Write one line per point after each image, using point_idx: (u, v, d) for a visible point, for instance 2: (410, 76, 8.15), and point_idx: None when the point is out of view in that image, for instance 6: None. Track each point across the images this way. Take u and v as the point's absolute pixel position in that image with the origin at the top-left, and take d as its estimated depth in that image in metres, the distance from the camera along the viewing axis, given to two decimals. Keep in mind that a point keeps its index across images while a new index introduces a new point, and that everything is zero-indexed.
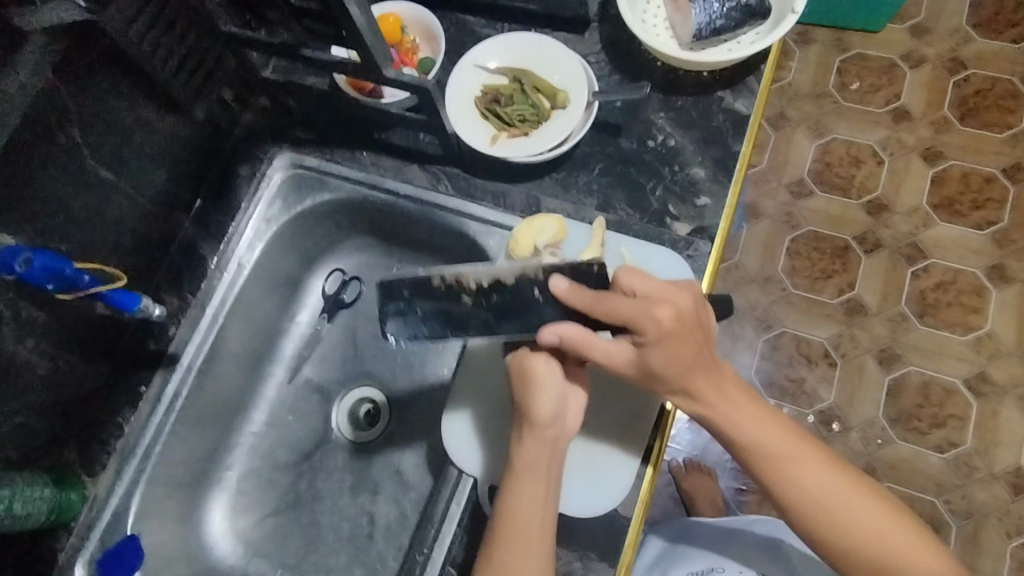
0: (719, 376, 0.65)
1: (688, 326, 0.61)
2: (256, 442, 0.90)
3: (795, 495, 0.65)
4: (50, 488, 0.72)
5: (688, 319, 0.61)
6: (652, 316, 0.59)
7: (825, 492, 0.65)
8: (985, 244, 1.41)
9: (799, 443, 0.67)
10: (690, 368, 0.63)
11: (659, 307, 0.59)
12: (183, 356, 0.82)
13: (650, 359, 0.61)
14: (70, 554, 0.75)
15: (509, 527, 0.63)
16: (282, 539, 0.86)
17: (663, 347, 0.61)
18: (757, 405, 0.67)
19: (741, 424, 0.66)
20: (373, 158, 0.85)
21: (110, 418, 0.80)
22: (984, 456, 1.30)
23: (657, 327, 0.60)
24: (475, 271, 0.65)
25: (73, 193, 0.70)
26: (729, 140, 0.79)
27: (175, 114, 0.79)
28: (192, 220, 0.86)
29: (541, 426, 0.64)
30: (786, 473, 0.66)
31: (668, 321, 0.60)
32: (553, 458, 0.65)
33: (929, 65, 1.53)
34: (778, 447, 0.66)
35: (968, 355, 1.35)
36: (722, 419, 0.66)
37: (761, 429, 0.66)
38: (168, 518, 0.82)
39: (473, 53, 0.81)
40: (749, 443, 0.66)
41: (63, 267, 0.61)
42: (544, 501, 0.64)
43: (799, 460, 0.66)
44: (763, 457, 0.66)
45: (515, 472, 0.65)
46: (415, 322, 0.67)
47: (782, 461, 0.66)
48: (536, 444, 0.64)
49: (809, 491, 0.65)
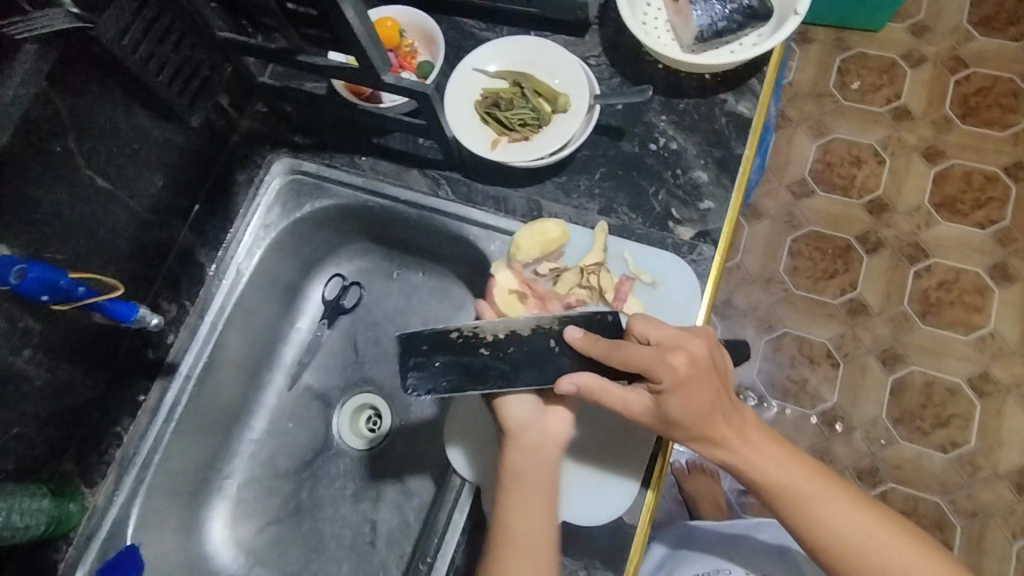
0: (740, 420, 0.65)
1: (704, 372, 0.62)
2: (257, 449, 0.89)
3: (834, 541, 0.64)
4: (49, 498, 0.71)
5: (702, 364, 0.61)
6: (667, 363, 0.60)
7: (863, 534, 0.64)
8: (987, 243, 1.41)
9: (828, 484, 0.66)
10: (710, 414, 0.62)
11: (672, 354, 0.60)
12: (182, 364, 0.81)
13: (668, 407, 0.61)
14: (69, 564, 0.74)
15: (506, 542, 0.62)
16: (283, 548, 0.85)
17: (679, 395, 0.60)
18: (781, 448, 0.67)
19: (768, 469, 0.65)
20: (373, 162, 0.84)
21: (109, 427, 0.79)
22: (989, 456, 1.29)
23: (672, 373, 0.60)
24: (493, 325, 0.67)
25: (68, 202, 0.69)
26: (731, 143, 0.78)
27: (171, 121, 0.79)
28: (190, 226, 0.85)
29: (516, 434, 0.65)
30: (813, 512, 0.64)
31: (682, 367, 0.60)
32: (540, 467, 0.65)
33: (930, 64, 1.52)
34: (809, 490, 0.65)
35: (972, 355, 1.35)
36: (749, 465, 0.66)
37: (786, 469, 0.66)
38: (167, 527, 0.81)
39: (472, 57, 0.80)
40: (780, 488, 0.65)
41: (59, 278, 0.61)
42: (535, 512, 0.63)
43: (832, 502, 0.65)
44: (797, 503, 0.65)
45: (502, 484, 0.65)
46: (433, 375, 0.66)
47: (815, 505, 0.65)
48: (518, 454, 0.65)
49: (848, 535, 0.64)
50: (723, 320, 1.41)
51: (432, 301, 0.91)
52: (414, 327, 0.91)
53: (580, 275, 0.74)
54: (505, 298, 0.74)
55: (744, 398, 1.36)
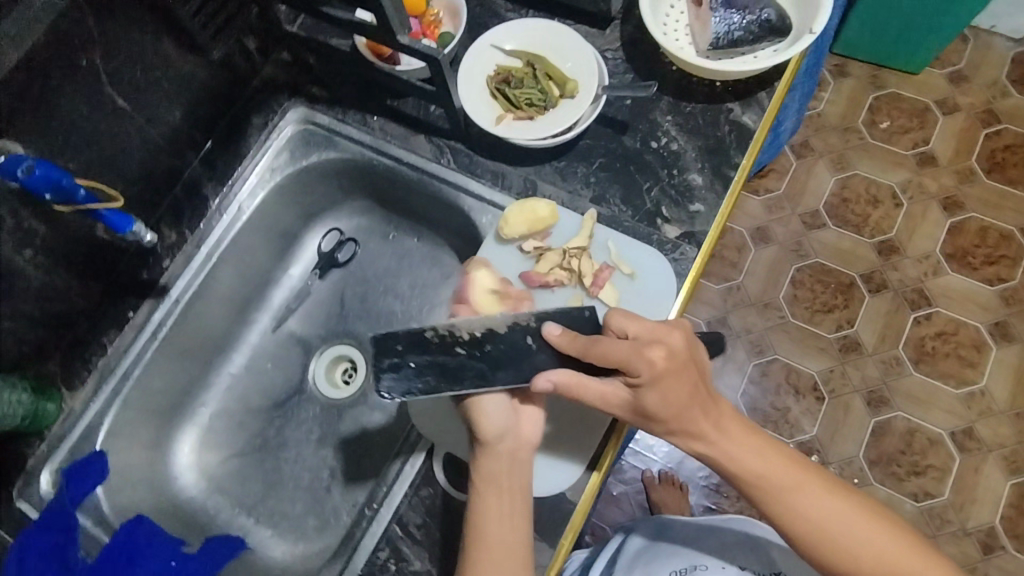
0: (717, 412, 0.65)
1: (682, 364, 0.62)
2: (233, 383, 0.93)
3: (808, 530, 0.64)
4: (28, 393, 0.75)
5: (681, 357, 0.61)
6: (644, 357, 0.60)
7: (839, 523, 0.64)
8: (992, 301, 1.40)
9: (802, 473, 0.66)
10: (687, 407, 0.63)
11: (649, 348, 0.61)
12: (174, 288, 0.84)
13: (645, 400, 0.61)
14: (38, 460, 0.77)
15: (481, 546, 0.63)
16: (244, 480, 0.88)
17: (657, 389, 0.61)
18: (757, 437, 0.67)
19: (742, 458, 0.66)
20: (383, 123, 0.86)
21: (96, 337, 0.82)
22: (959, 511, 1.29)
23: (650, 367, 0.60)
24: (470, 323, 0.67)
25: (86, 116, 0.72)
26: (731, 152, 0.80)
27: (195, 54, 0.82)
28: (201, 160, 0.88)
29: (495, 441, 0.66)
30: (792, 504, 0.64)
31: (661, 360, 0.60)
32: (514, 473, 0.65)
33: (962, 114, 1.51)
34: (782, 478, 0.65)
35: (959, 409, 1.34)
36: (724, 455, 0.66)
37: (765, 460, 0.66)
38: (137, 441, 0.84)
39: (491, 33, 0.82)
40: (755, 478, 0.65)
41: (60, 178, 0.63)
42: (511, 517, 0.64)
43: (805, 490, 0.65)
44: (770, 491, 0.65)
45: (475, 488, 0.65)
46: (409, 375, 0.65)
47: (788, 493, 0.65)
48: (495, 459, 0.65)
49: (822, 523, 0.64)
50: None
51: (422, 266, 0.94)
52: (400, 288, 0.94)
53: (561, 257, 0.76)
54: (485, 297, 0.73)
55: None
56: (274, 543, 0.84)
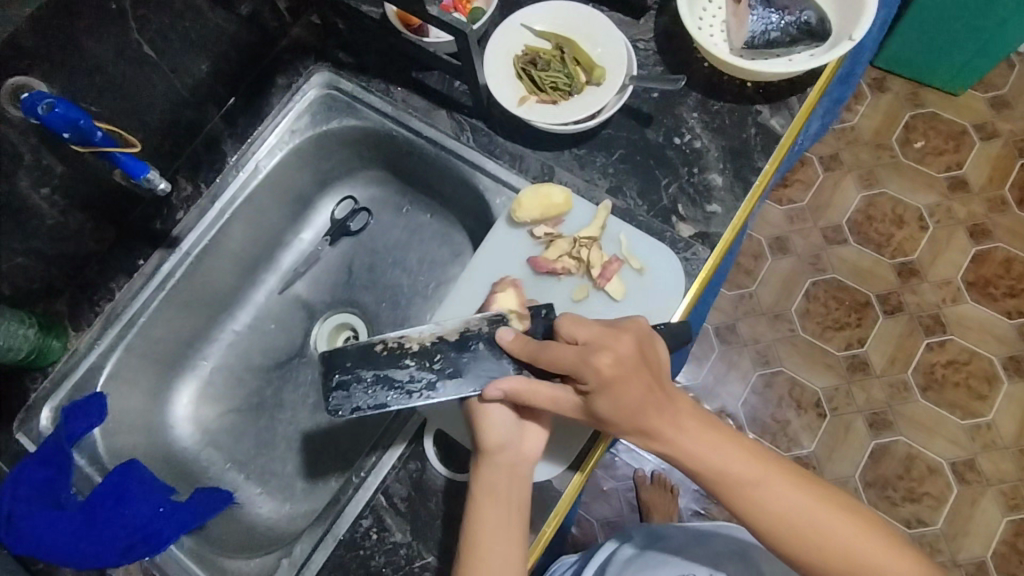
0: (675, 409, 0.63)
1: (632, 369, 0.60)
2: (236, 340, 0.94)
3: (771, 525, 0.61)
4: (35, 329, 0.76)
5: (630, 364, 0.60)
6: (590, 364, 0.59)
7: (802, 516, 0.61)
8: (1009, 334, 1.37)
9: (763, 467, 0.63)
10: (641, 410, 0.61)
11: (595, 354, 0.60)
12: (184, 241, 0.85)
13: (596, 406, 0.61)
14: (40, 396, 0.79)
15: (478, 556, 0.61)
16: (238, 436, 0.89)
17: (607, 394, 0.60)
18: (715, 431, 0.64)
19: (702, 453, 0.63)
20: (406, 94, 0.86)
21: (105, 282, 0.83)
22: (951, 541, 1.27)
23: (597, 373, 0.59)
24: (420, 334, 0.68)
25: (112, 60, 0.72)
26: (755, 155, 0.78)
27: (224, 8, 0.81)
28: (222, 116, 0.89)
29: (496, 452, 0.65)
30: (753, 501, 0.62)
31: (607, 367, 0.59)
32: (514, 486, 0.64)
33: (1000, 140, 1.47)
34: (742, 473, 0.62)
35: (962, 440, 1.32)
36: (683, 451, 0.63)
37: (726, 455, 0.63)
38: (138, 387, 0.86)
39: (522, 12, 0.81)
40: (715, 476, 0.63)
41: (79, 118, 0.64)
42: (507, 528, 0.63)
43: (766, 484, 0.62)
44: (729, 486, 0.62)
45: (474, 500, 0.64)
46: (360, 391, 0.67)
47: (749, 488, 0.62)
48: (494, 472, 0.65)
49: (787, 519, 0.61)
50: (722, 344, 1.41)
51: (432, 242, 0.94)
52: (409, 263, 0.94)
53: (571, 246, 0.76)
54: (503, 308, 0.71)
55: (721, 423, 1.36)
56: (262, 501, 0.85)
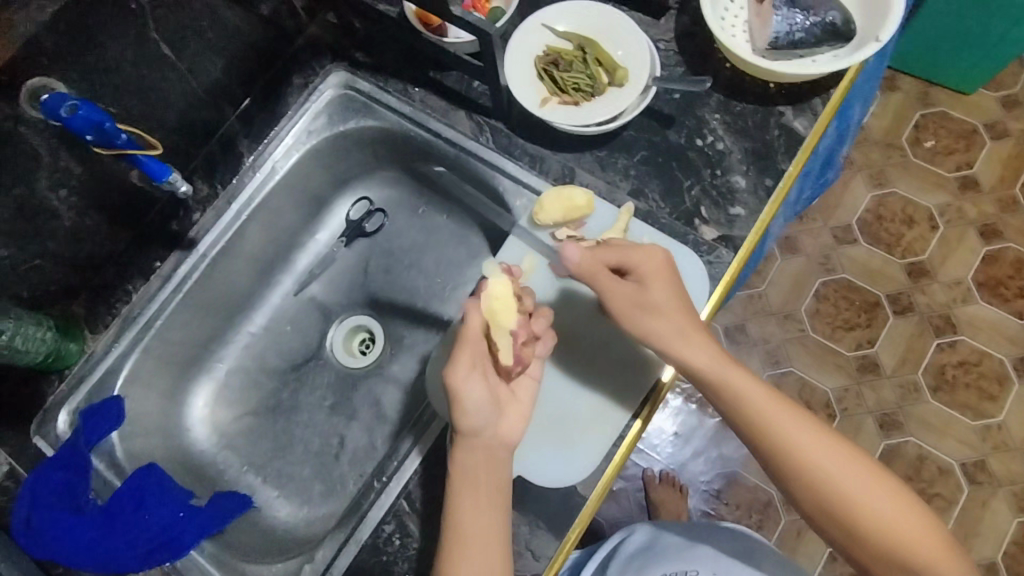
0: (703, 326, 0.68)
1: (675, 268, 0.68)
2: (252, 342, 0.93)
3: (779, 450, 0.64)
4: (52, 332, 0.75)
5: (674, 262, 0.68)
6: (643, 249, 0.68)
7: (811, 450, 0.63)
8: (1020, 335, 1.36)
9: (781, 401, 0.66)
10: (680, 308, 0.67)
11: (646, 247, 0.68)
12: (201, 243, 0.84)
13: (648, 290, 0.67)
14: (57, 400, 0.78)
15: (457, 539, 0.61)
16: (253, 439, 0.88)
17: (655, 279, 0.67)
18: (740, 365, 0.68)
19: (725, 378, 0.66)
20: (424, 95, 0.85)
21: (122, 284, 0.83)
22: (962, 542, 1.27)
23: (649, 257, 0.67)
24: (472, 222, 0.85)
25: (131, 61, 0.72)
26: (778, 157, 0.77)
27: (242, 6, 0.80)
28: (238, 116, 0.88)
29: (471, 436, 0.64)
30: (764, 423, 0.64)
31: (659, 256, 0.67)
32: (491, 469, 0.64)
33: (1011, 140, 1.46)
34: (758, 398, 0.65)
35: (973, 441, 1.32)
36: (703, 367, 0.67)
37: (744, 379, 0.66)
38: (154, 390, 0.85)
39: (543, 12, 0.80)
40: (729, 393, 0.66)
41: (103, 121, 0.64)
42: (487, 511, 0.63)
43: (783, 415, 0.65)
44: (744, 407, 0.65)
45: (452, 485, 0.64)
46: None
47: (766, 415, 0.65)
48: (470, 454, 0.64)
49: (795, 447, 0.63)
50: (732, 344, 1.40)
51: (449, 244, 0.93)
52: (426, 265, 0.93)
53: None
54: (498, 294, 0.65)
55: None
56: (279, 504, 0.84)
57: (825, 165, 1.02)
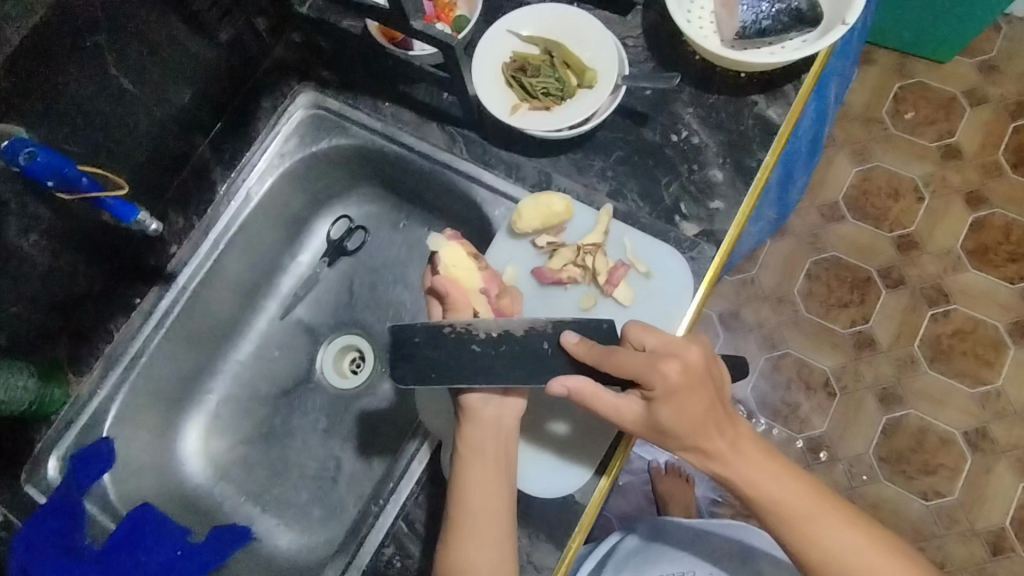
0: (734, 432, 0.63)
1: (698, 380, 0.60)
2: (241, 370, 0.92)
3: (821, 557, 0.62)
4: (34, 379, 0.74)
5: (697, 374, 0.59)
6: (659, 370, 0.58)
7: (853, 555, 0.62)
8: (1012, 299, 1.36)
9: (818, 501, 0.64)
10: (702, 425, 0.61)
11: (664, 362, 0.59)
12: (180, 275, 0.84)
13: (660, 414, 0.60)
14: (46, 446, 0.78)
15: (465, 517, 0.63)
16: (250, 468, 0.88)
17: (671, 403, 0.59)
18: (775, 462, 0.65)
19: (762, 483, 0.63)
20: (394, 109, 0.84)
21: (103, 323, 0.82)
22: (969, 510, 1.27)
23: (665, 380, 0.58)
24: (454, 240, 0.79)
25: (91, 98, 0.71)
26: (754, 147, 0.77)
27: (202, 34, 0.79)
28: (209, 143, 0.87)
29: (479, 408, 0.65)
30: (806, 531, 0.62)
31: (676, 375, 0.58)
32: (498, 439, 0.65)
33: (991, 105, 1.46)
34: (799, 506, 0.63)
35: (973, 408, 1.32)
36: (740, 477, 0.63)
37: (782, 487, 0.63)
38: (145, 429, 0.84)
39: (508, 18, 0.79)
40: (769, 503, 0.63)
41: (64, 166, 0.63)
42: (493, 483, 0.64)
43: (822, 519, 0.63)
44: (785, 516, 0.63)
45: (459, 458, 0.65)
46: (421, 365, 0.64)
47: (805, 521, 0.62)
48: (477, 428, 0.65)
49: (836, 553, 0.62)
50: (727, 331, 1.40)
51: None
52: (410, 279, 0.92)
53: (575, 254, 0.75)
54: (454, 258, 0.71)
55: None
56: (281, 532, 0.84)
57: (813, 146, 1.00)
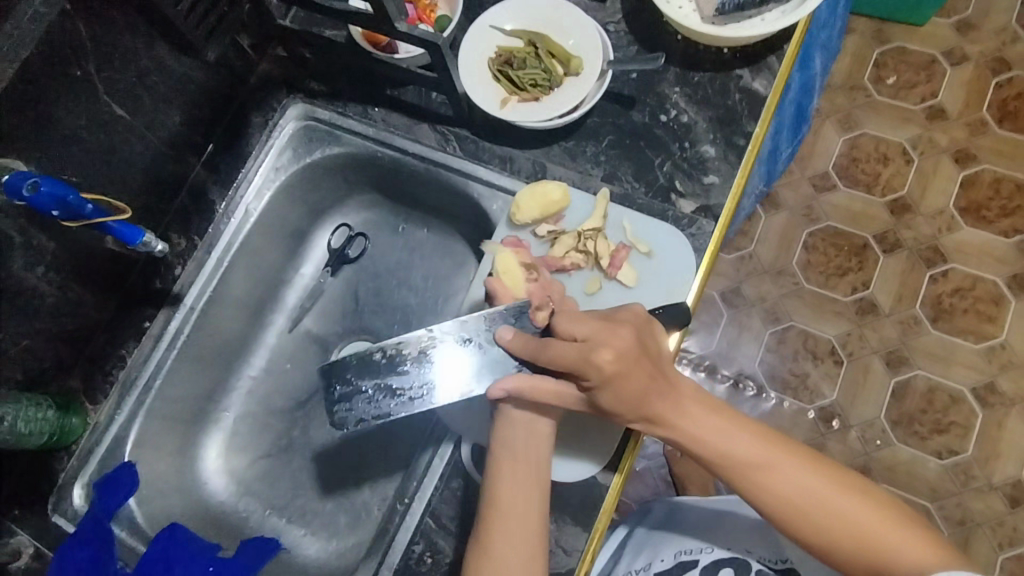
0: (677, 395, 0.65)
1: (632, 361, 0.61)
2: (254, 386, 0.93)
3: (776, 503, 0.64)
4: (53, 410, 0.75)
5: (630, 357, 0.61)
6: (591, 362, 0.60)
7: (807, 496, 0.63)
8: (1009, 253, 1.37)
9: (765, 448, 0.65)
10: (644, 398, 0.63)
11: (597, 352, 0.60)
12: (187, 296, 0.84)
13: (600, 400, 0.62)
14: (69, 476, 0.78)
15: (498, 513, 0.63)
16: (272, 481, 0.88)
17: (609, 389, 0.61)
18: (720, 416, 0.67)
19: (707, 437, 0.65)
20: (384, 114, 0.84)
21: (115, 350, 0.83)
22: (984, 465, 1.28)
23: (599, 371, 0.60)
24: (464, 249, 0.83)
25: (86, 127, 0.71)
26: (743, 120, 0.78)
27: (188, 56, 0.80)
28: (203, 164, 0.87)
29: (511, 407, 0.68)
30: (757, 480, 0.64)
31: (609, 363, 0.60)
32: (533, 439, 0.66)
33: (971, 63, 1.47)
34: (747, 455, 0.65)
35: (980, 364, 1.33)
36: (690, 436, 0.65)
37: (729, 439, 0.65)
38: (164, 451, 0.85)
39: (491, 13, 0.80)
40: (717, 457, 0.65)
41: (66, 194, 0.63)
42: (526, 481, 0.65)
43: (770, 466, 0.65)
44: (736, 468, 0.65)
45: (493, 456, 0.67)
46: (362, 403, 0.67)
47: (753, 469, 0.64)
48: (510, 426, 0.67)
49: (791, 497, 0.63)
50: (730, 308, 1.40)
51: (434, 256, 0.93)
52: (415, 281, 0.93)
53: (576, 240, 0.75)
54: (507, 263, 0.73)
55: (743, 387, 1.36)
56: (308, 542, 0.84)
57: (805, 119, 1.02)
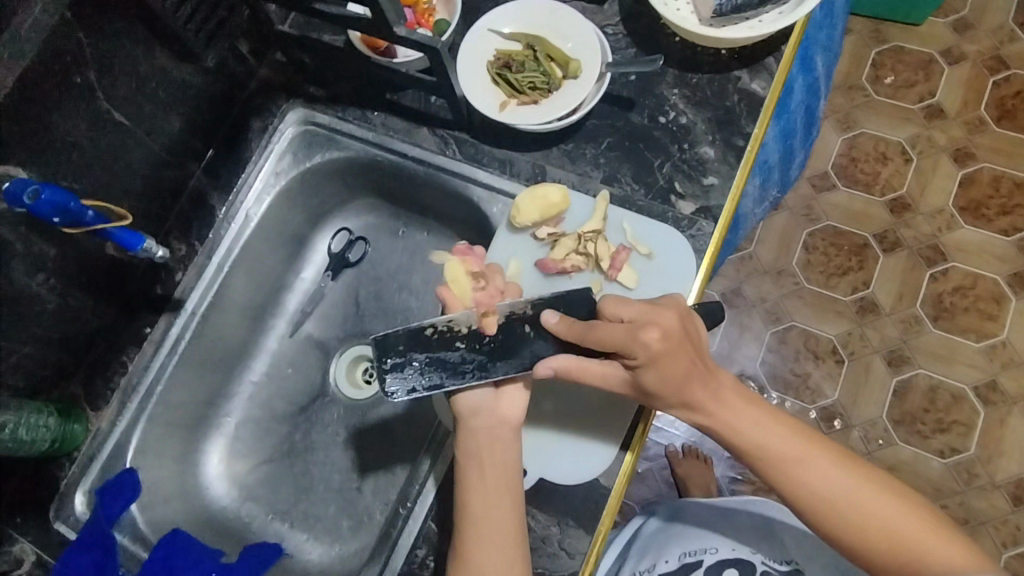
0: (716, 385, 0.65)
1: (677, 343, 0.61)
2: (255, 391, 0.93)
3: (811, 499, 0.64)
4: (55, 417, 0.75)
5: (675, 338, 0.60)
6: (639, 340, 0.59)
7: (843, 494, 0.63)
8: (1009, 252, 1.37)
9: (803, 444, 0.66)
10: (686, 382, 0.62)
11: (645, 330, 0.59)
12: (188, 301, 0.84)
13: (644, 380, 0.62)
14: (71, 482, 0.78)
15: (471, 523, 0.63)
16: (274, 486, 0.88)
17: (654, 368, 0.60)
18: (759, 410, 0.67)
19: (745, 430, 0.65)
20: (384, 118, 0.85)
21: (116, 356, 0.83)
22: (987, 464, 1.28)
23: (646, 349, 0.59)
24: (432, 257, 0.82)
25: (87, 134, 0.72)
26: (742, 121, 0.78)
27: (187, 62, 0.80)
28: (204, 170, 0.87)
29: (470, 417, 0.67)
30: (794, 474, 0.64)
31: (657, 342, 0.59)
32: (497, 447, 0.66)
33: (969, 62, 1.47)
34: (784, 450, 0.65)
35: (981, 363, 1.33)
36: (728, 428, 0.66)
37: (767, 433, 0.66)
38: (166, 456, 0.85)
39: (489, 17, 0.80)
40: (755, 450, 0.65)
41: (67, 201, 0.63)
42: (496, 490, 0.64)
43: (808, 462, 0.65)
44: (772, 462, 0.65)
45: (460, 467, 0.66)
46: (412, 374, 0.67)
47: (790, 464, 0.65)
48: (472, 436, 0.66)
49: (827, 493, 0.64)
50: (731, 309, 1.40)
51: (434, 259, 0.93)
52: (415, 285, 0.93)
53: (576, 243, 0.76)
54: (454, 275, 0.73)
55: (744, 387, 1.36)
56: (311, 547, 0.84)
57: (809, 121, 1.03)
